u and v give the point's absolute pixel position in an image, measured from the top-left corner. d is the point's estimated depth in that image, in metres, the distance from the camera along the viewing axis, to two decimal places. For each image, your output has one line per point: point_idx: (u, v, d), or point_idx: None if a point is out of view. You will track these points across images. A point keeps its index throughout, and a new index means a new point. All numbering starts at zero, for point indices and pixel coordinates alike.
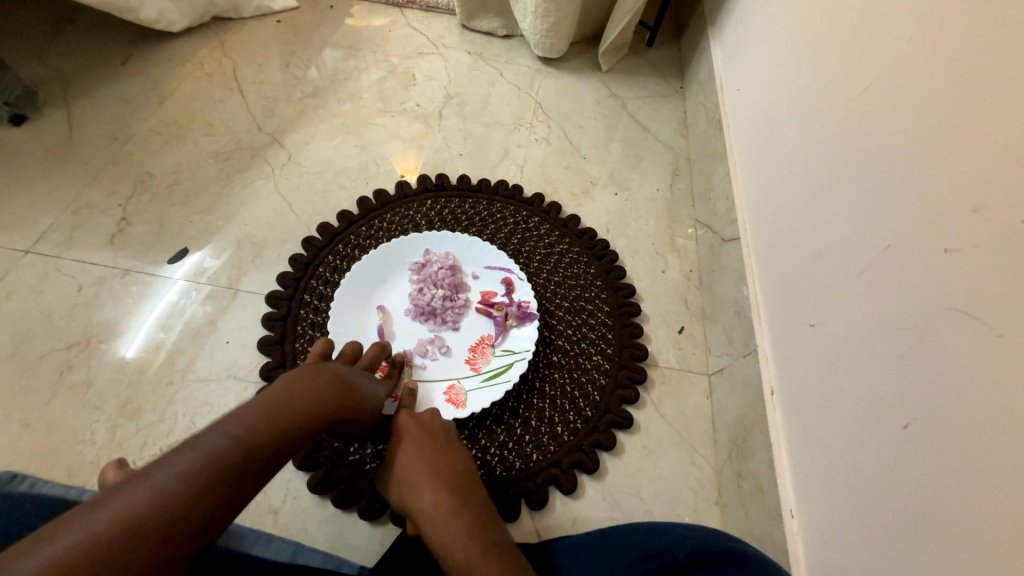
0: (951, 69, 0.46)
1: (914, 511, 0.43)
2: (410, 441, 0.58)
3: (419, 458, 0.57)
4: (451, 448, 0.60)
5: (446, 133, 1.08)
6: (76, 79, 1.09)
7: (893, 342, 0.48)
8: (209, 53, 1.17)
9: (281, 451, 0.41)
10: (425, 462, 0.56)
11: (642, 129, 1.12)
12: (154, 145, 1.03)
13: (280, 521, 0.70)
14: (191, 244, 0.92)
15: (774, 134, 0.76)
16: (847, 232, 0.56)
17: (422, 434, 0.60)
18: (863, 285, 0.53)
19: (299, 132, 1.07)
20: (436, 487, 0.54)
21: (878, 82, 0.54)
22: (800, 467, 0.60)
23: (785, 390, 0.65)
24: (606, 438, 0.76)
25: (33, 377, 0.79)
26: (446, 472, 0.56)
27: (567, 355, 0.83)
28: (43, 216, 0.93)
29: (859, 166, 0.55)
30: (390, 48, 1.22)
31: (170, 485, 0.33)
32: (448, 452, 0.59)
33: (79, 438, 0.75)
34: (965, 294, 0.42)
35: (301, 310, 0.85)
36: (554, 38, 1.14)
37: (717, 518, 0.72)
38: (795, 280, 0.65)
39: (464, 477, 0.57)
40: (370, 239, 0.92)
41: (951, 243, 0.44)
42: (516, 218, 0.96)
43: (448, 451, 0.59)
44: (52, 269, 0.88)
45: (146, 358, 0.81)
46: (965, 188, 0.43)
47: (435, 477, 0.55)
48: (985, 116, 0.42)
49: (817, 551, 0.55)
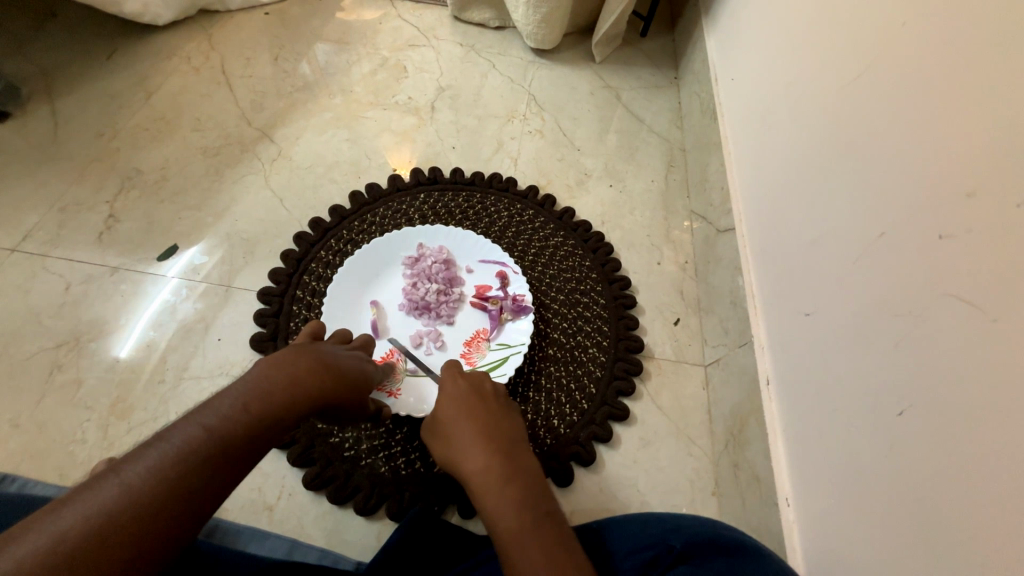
0: (946, 54, 0.45)
1: (910, 500, 0.43)
2: (465, 404, 0.60)
3: (473, 423, 0.58)
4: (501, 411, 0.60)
5: (438, 126, 1.07)
6: (60, 75, 1.07)
7: (888, 329, 0.48)
8: (196, 47, 1.16)
9: (260, 439, 0.40)
10: (480, 428, 0.57)
11: (637, 120, 1.11)
12: (141, 141, 1.01)
13: (275, 518, 0.69)
14: (181, 241, 0.91)
15: (768, 123, 0.75)
16: (842, 220, 0.56)
17: (474, 398, 0.61)
18: (859, 273, 0.52)
19: (289, 126, 1.06)
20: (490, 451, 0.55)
21: (873, 67, 0.54)
22: (796, 455, 0.59)
23: (781, 379, 0.65)
24: (602, 431, 0.76)
25: (21, 377, 0.78)
26: (499, 436, 0.57)
27: (563, 348, 0.82)
28: (29, 214, 0.91)
29: (854, 154, 0.55)
30: (381, 41, 1.21)
31: (140, 481, 0.33)
32: (498, 414, 0.60)
33: (70, 437, 0.74)
34: (959, 280, 0.42)
35: (294, 306, 0.84)
36: (546, 29, 1.13)
37: (714, 508, 0.72)
38: (790, 268, 0.65)
39: (516, 442, 0.57)
40: (363, 234, 0.91)
41: (945, 229, 0.43)
42: (510, 211, 0.96)
43: (500, 415, 0.60)
44: (39, 268, 0.87)
45: (138, 356, 0.80)
46: (960, 174, 0.43)
47: (490, 441, 0.56)
48: (981, 101, 0.42)
49: (815, 540, 0.55)
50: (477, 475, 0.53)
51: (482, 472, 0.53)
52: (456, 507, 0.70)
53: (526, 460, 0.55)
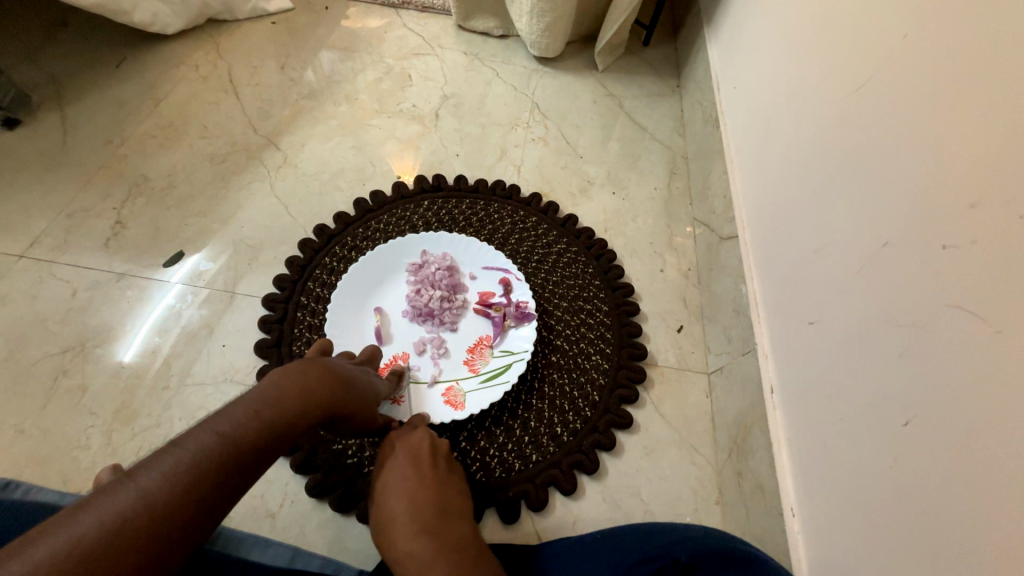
0: (942, 67, 0.46)
1: (916, 509, 0.43)
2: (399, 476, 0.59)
3: (405, 497, 0.57)
4: (441, 479, 0.60)
5: (442, 134, 1.08)
6: (70, 82, 1.08)
7: (891, 339, 0.48)
8: (204, 55, 1.17)
9: (270, 447, 0.41)
10: (411, 503, 0.56)
11: (639, 128, 1.11)
12: (149, 148, 1.02)
13: (278, 525, 0.69)
14: (187, 247, 0.91)
15: (770, 132, 0.76)
16: (845, 227, 0.56)
17: (411, 467, 0.60)
18: (863, 282, 0.52)
19: (294, 134, 1.07)
20: (422, 526, 0.54)
21: (874, 78, 0.54)
22: (801, 464, 0.59)
23: (785, 387, 0.65)
24: (605, 438, 0.75)
25: (26, 383, 0.78)
26: (430, 505, 0.57)
27: (566, 355, 0.82)
28: (37, 221, 0.92)
29: (857, 163, 0.55)
30: (387, 49, 1.22)
31: (156, 486, 0.33)
32: (439, 483, 0.59)
33: (75, 443, 0.74)
34: (965, 290, 0.42)
35: (298, 312, 0.85)
36: (549, 38, 1.14)
37: (717, 517, 0.72)
38: (792, 276, 0.65)
39: (448, 507, 0.58)
40: (367, 241, 0.92)
41: (947, 240, 0.44)
42: (513, 218, 0.96)
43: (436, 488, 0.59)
44: (46, 273, 0.87)
45: (143, 362, 0.81)
46: (960, 185, 0.43)
47: (419, 515, 0.55)
48: (978, 115, 0.42)
49: (819, 547, 0.54)
50: (407, 552, 0.52)
51: (409, 552, 0.53)
52: (497, 512, 0.70)
53: (462, 532, 0.56)
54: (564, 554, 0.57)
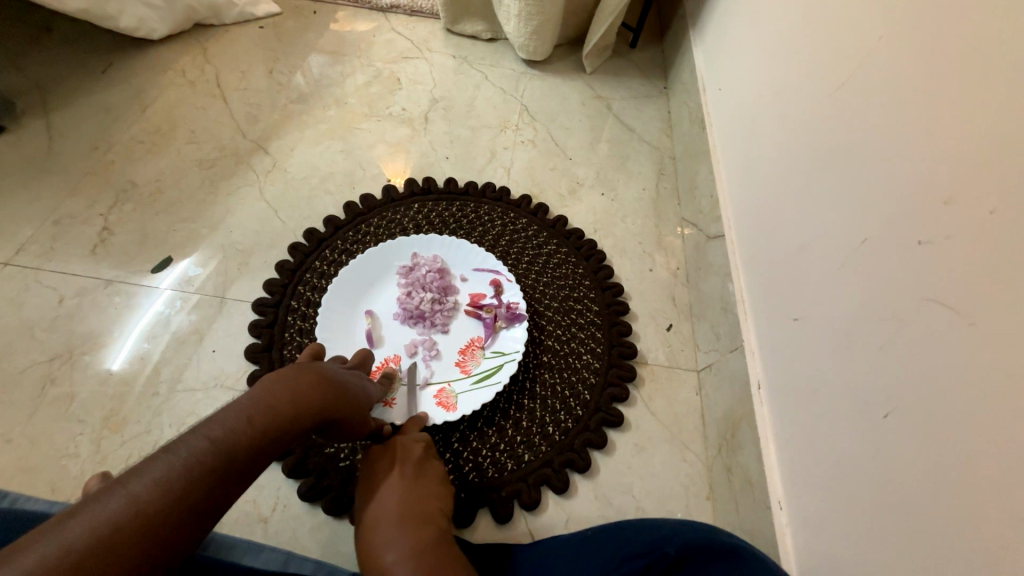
0: (919, 66, 0.47)
1: (900, 500, 0.44)
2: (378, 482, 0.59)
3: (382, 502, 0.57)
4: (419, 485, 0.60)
5: (432, 137, 1.08)
6: (55, 89, 1.08)
7: (873, 333, 0.49)
8: (191, 60, 1.16)
9: (261, 454, 0.41)
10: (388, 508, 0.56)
11: (628, 130, 1.12)
12: (136, 153, 1.02)
13: (270, 530, 0.69)
14: (175, 252, 0.91)
15: (754, 132, 0.77)
16: (827, 224, 0.57)
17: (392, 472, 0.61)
18: (845, 277, 0.53)
19: (283, 138, 1.07)
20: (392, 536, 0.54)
21: (853, 78, 0.55)
22: (788, 459, 0.60)
23: (772, 383, 0.65)
24: (597, 437, 0.76)
25: (13, 391, 0.78)
26: (403, 519, 0.55)
27: (557, 355, 0.83)
28: (23, 228, 0.91)
29: (838, 161, 0.56)
30: (375, 53, 1.22)
31: (146, 492, 0.33)
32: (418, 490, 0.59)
33: (63, 451, 0.73)
34: (942, 284, 0.43)
35: (289, 316, 0.84)
36: (537, 41, 1.14)
37: (708, 513, 0.72)
38: (777, 273, 0.66)
39: (424, 513, 0.57)
40: (357, 244, 0.92)
41: (924, 235, 0.45)
42: (503, 220, 0.96)
43: (415, 501, 0.58)
44: (32, 281, 0.87)
45: (132, 368, 0.80)
46: (936, 181, 0.44)
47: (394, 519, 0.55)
48: (952, 112, 0.43)
49: (806, 540, 0.55)
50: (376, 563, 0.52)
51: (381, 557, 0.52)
52: (490, 512, 0.71)
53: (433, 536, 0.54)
54: (560, 553, 0.57)
